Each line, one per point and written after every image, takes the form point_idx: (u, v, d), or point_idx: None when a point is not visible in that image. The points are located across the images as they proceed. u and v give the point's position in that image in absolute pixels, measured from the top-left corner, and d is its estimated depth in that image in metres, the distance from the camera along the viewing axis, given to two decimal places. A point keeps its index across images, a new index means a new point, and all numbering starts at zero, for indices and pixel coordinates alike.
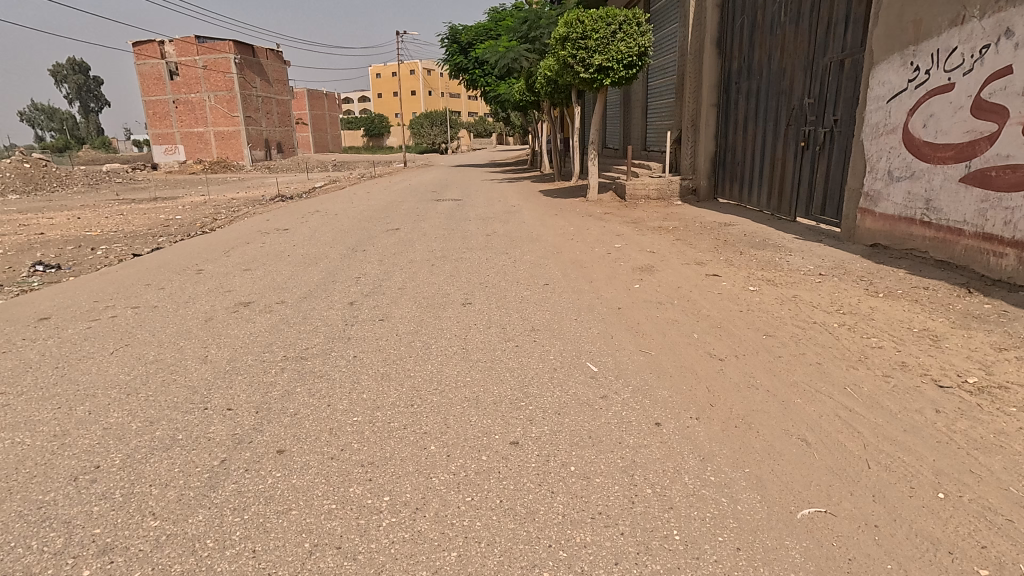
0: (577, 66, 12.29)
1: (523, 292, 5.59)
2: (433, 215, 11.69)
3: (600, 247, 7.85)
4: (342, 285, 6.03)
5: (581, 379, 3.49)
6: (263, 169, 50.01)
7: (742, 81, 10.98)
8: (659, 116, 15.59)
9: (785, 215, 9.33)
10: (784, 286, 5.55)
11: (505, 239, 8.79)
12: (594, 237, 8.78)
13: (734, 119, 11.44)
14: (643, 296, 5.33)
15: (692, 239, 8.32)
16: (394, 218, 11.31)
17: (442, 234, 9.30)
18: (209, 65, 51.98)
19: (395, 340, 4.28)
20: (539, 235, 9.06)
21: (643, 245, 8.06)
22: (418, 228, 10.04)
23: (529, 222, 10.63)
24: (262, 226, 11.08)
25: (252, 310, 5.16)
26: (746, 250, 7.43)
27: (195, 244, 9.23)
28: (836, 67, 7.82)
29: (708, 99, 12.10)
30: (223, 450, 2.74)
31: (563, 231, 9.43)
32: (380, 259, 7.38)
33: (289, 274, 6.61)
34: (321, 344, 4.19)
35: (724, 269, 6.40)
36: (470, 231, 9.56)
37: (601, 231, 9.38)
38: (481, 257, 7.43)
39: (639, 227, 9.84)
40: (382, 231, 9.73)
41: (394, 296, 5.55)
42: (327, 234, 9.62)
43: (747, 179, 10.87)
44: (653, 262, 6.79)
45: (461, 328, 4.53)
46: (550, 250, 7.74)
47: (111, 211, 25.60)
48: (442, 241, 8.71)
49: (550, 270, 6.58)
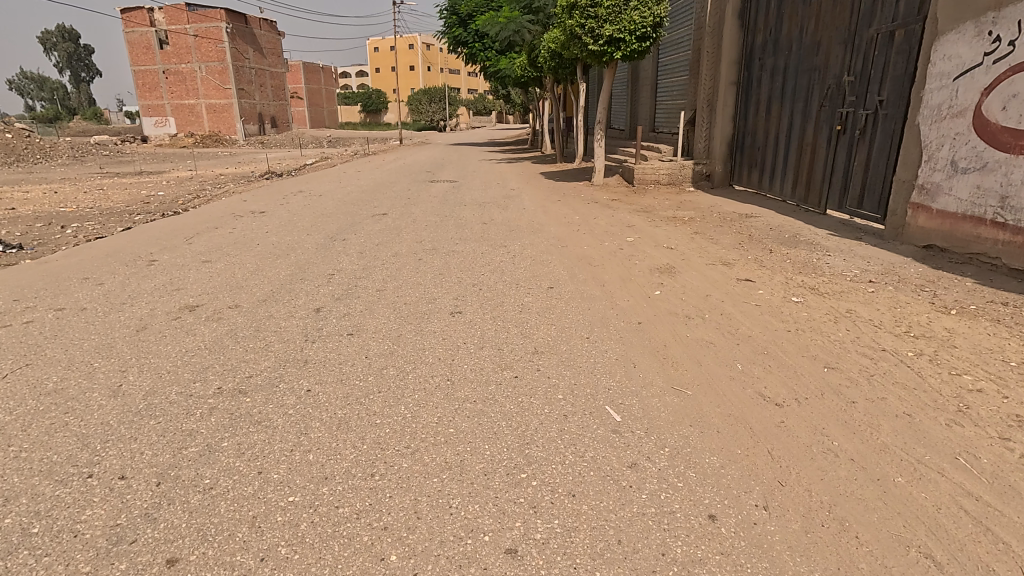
0: (585, 37, 11.25)
1: (523, 298, 4.73)
2: (425, 198, 10.75)
3: (609, 240, 6.97)
4: (312, 284, 5.15)
5: (600, 435, 2.65)
6: (256, 144, 48.57)
7: (767, 57, 9.97)
8: (671, 94, 14.53)
9: (814, 207, 8.44)
10: (832, 295, 4.70)
11: (503, 228, 7.89)
12: (602, 228, 7.87)
13: (756, 99, 10.44)
14: (666, 307, 4.47)
15: (712, 233, 7.44)
16: (382, 201, 10.35)
17: (434, 221, 8.39)
18: (200, 34, 50.20)
19: (363, 364, 3.43)
20: (540, 224, 8.15)
21: (657, 238, 7.16)
22: (408, 213, 9.14)
23: (530, 208, 9.69)
24: (237, 207, 10.12)
25: (197, 317, 4.31)
26: (776, 248, 6.55)
27: (158, 227, 8.27)
28: (884, 40, 6.83)
29: (727, 76, 11.07)
30: (88, 559, 1.89)
31: (568, 220, 8.51)
32: (361, 251, 6.49)
33: (253, 269, 5.72)
34: (270, 369, 3.35)
35: (756, 271, 5.53)
36: (464, 218, 8.65)
37: (610, 221, 8.46)
38: (475, 250, 6.54)
39: (650, 216, 8.93)
40: (367, 216, 8.79)
41: (370, 300, 4.69)
42: (307, 219, 8.70)
43: (769, 166, 9.94)
44: (673, 260, 5.92)
45: (448, 348, 3.67)
46: (554, 243, 6.85)
47: (93, 185, 24.47)
48: (434, 229, 7.80)
49: (555, 268, 5.71)
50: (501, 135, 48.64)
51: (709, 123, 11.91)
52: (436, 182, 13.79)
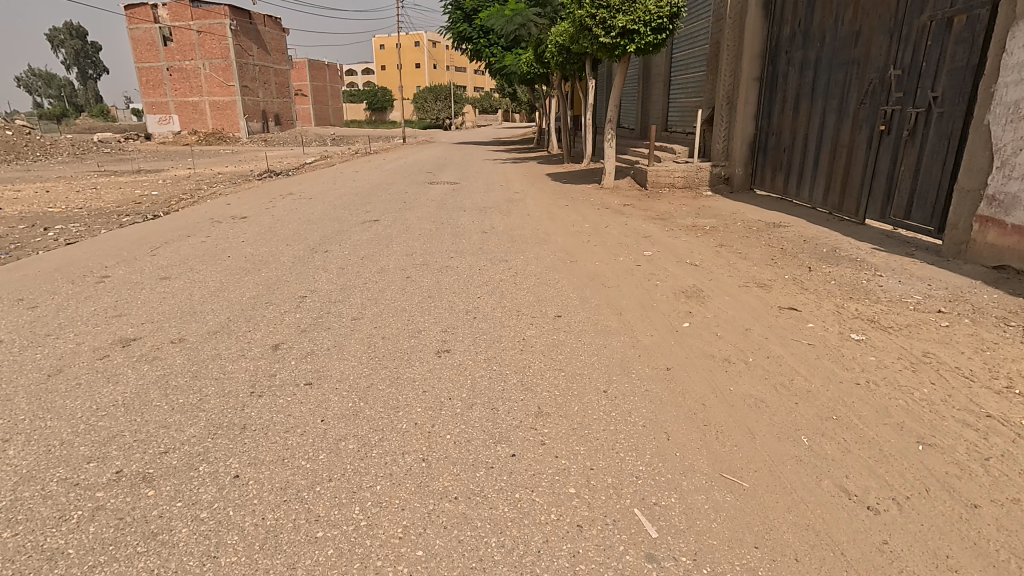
0: (596, 28, 10.45)
1: (524, 331, 3.95)
2: (421, 203, 9.97)
3: (623, 253, 6.18)
4: (277, 310, 4.38)
5: (631, 568, 1.86)
6: (259, 142, 48.06)
7: (795, 50, 9.14)
8: (686, 91, 13.70)
9: (849, 215, 7.63)
10: (898, 330, 3.91)
11: (505, 237, 7.11)
12: (615, 237, 7.08)
13: (781, 96, 9.62)
14: (698, 346, 3.68)
15: (740, 246, 6.64)
16: (375, 205, 9.58)
17: (430, 229, 7.62)
18: (205, 30, 49.68)
19: (317, 432, 2.67)
20: (546, 233, 7.37)
21: (678, 251, 6.37)
22: (401, 219, 8.38)
23: (534, 214, 8.91)
24: (218, 211, 9.37)
25: (130, 354, 3.55)
26: (815, 265, 5.74)
27: (125, 234, 7.52)
28: (940, 28, 6.00)
29: (750, 71, 10.24)
30: None
31: (577, 228, 7.73)
32: (343, 266, 5.72)
33: (214, 289, 4.96)
34: (194, 439, 2.58)
35: (799, 296, 4.73)
36: (463, 225, 7.88)
37: (623, 229, 7.68)
38: (472, 264, 5.79)
39: (667, 224, 8.11)
40: (356, 223, 8.03)
41: (342, 333, 3.92)
42: (291, 226, 7.96)
43: (796, 169, 9.13)
44: (699, 281, 5.13)
45: (428, 407, 2.91)
46: (560, 257, 6.05)
47: (89, 184, 23.86)
48: (428, 239, 7.04)
49: (563, 290, 4.93)
50: (506, 134, 47.79)
51: (728, 122, 11.08)
52: (435, 183, 13.02)
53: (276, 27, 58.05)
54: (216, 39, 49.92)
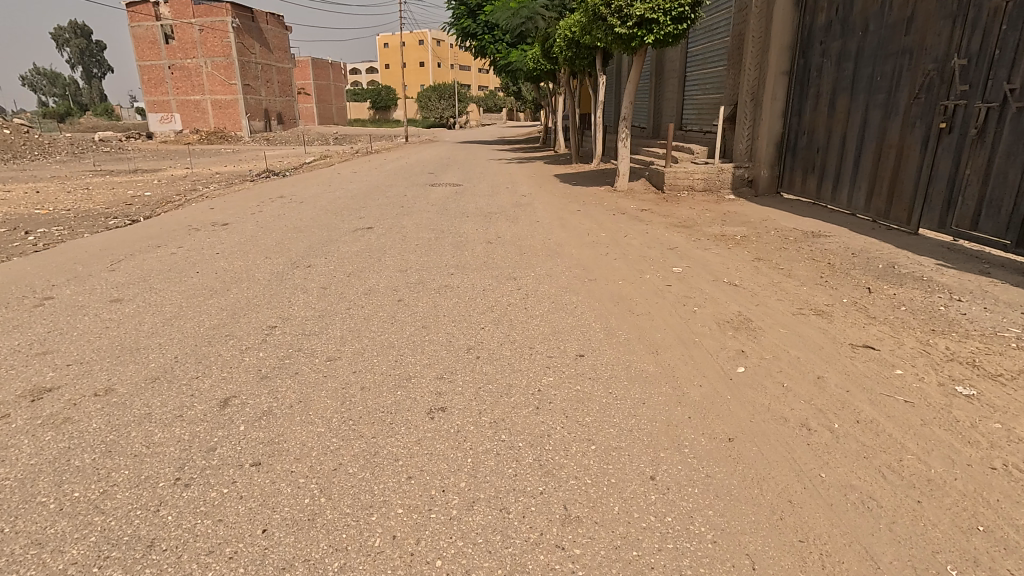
0: (611, 17, 9.65)
1: (539, 379, 3.17)
2: (421, 207, 9.21)
3: (649, 269, 5.40)
4: (239, 347, 3.61)
5: None
6: (261, 141, 47.46)
7: (830, 41, 8.32)
8: (705, 87, 12.89)
9: (898, 224, 6.82)
10: (1009, 379, 3.11)
11: (513, 249, 6.32)
12: (636, 249, 6.28)
13: (813, 92, 8.80)
14: (762, 404, 2.88)
15: (780, 260, 5.85)
16: (371, 210, 8.81)
17: (428, 238, 6.85)
18: (207, 28, 49.12)
19: (253, 553, 1.89)
20: (558, 243, 6.59)
21: (711, 266, 5.58)
22: (399, 226, 7.62)
23: (544, 221, 8.12)
24: (200, 216, 8.61)
25: (36, 415, 2.77)
26: (875, 285, 4.94)
27: (89, 244, 6.76)
28: (1019, 9, 5.18)
29: (778, 64, 9.43)
30: None
31: (593, 237, 6.94)
32: (326, 285, 4.95)
33: (170, 316, 4.19)
34: (74, 569, 1.80)
35: (868, 327, 3.93)
36: (465, 234, 7.10)
37: (645, 238, 6.89)
38: (475, 283, 5.01)
39: (692, 233, 7.31)
40: (348, 232, 7.25)
41: (313, 380, 3.15)
42: (276, 234, 7.20)
43: (833, 171, 8.30)
44: (744, 307, 4.33)
45: (413, 506, 2.13)
46: (577, 274, 5.27)
47: (82, 184, 23.22)
48: (427, 250, 6.27)
49: (583, 318, 4.15)
50: (512, 134, 46.90)
51: (752, 120, 10.27)
52: (437, 185, 12.25)
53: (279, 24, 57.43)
54: (218, 38, 49.36)
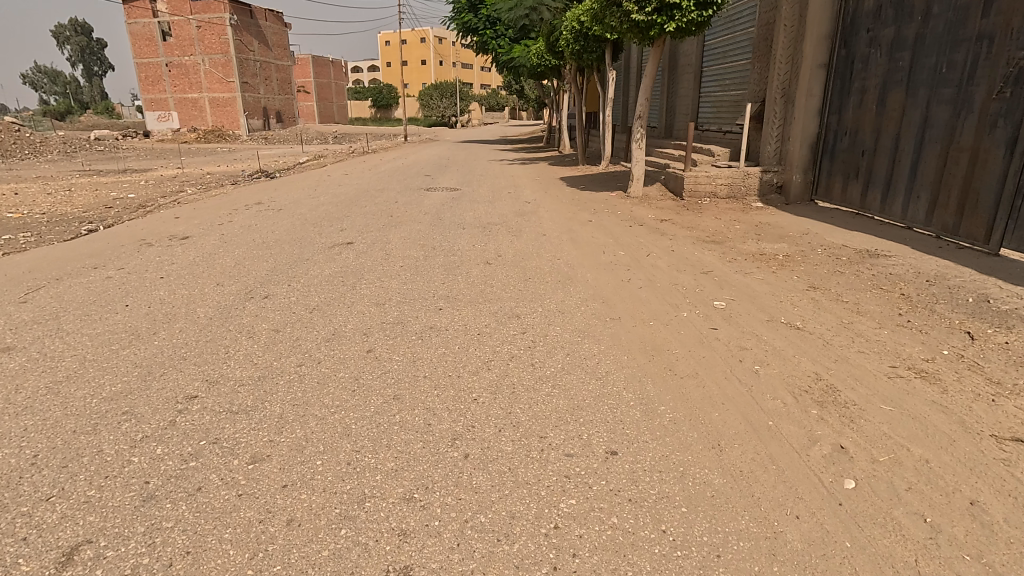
0: (626, 3, 8.61)
1: (557, 504, 2.15)
2: (412, 216, 8.18)
3: (683, 302, 4.39)
4: (134, 435, 2.59)
5: None
6: (258, 139, 46.50)
7: (881, 27, 7.28)
8: (727, 82, 11.84)
9: (971, 240, 5.80)
10: None
11: (516, 272, 5.29)
12: (663, 273, 5.26)
13: (857, 87, 7.78)
14: (907, 562, 1.85)
15: (841, 290, 4.82)
16: (355, 221, 7.79)
17: (416, 258, 5.82)
18: (205, 25, 48.20)
19: None
20: (568, 264, 5.57)
21: (759, 297, 4.55)
22: (384, 241, 6.58)
23: (552, 234, 7.08)
24: (161, 227, 7.59)
25: None
26: (975, 329, 3.91)
27: (13, 264, 5.71)
28: None
29: (815, 56, 8.40)
30: None
31: (608, 256, 5.92)
32: (280, 327, 3.92)
33: (59, 378, 3.16)
34: None
35: (998, 400, 2.91)
36: (460, 252, 6.07)
37: (671, 257, 5.87)
38: (469, 324, 3.98)
39: (724, 250, 6.28)
40: (324, 249, 6.23)
41: (217, 505, 2.12)
42: (240, 253, 6.17)
43: (882, 177, 7.26)
44: (818, 362, 3.31)
45: None
46: (594, 310, 4.24)
47: (63, 186, 22.00)
48: (412, 274, 5.25)
49: (610, 383, 3.11)
50: (515, 134, 45.79)
51: (783, 118, 9.24)
52: (431, 190, 11.18)
53: (278, 21, 56.25)
54: (216, 35, 48.26)
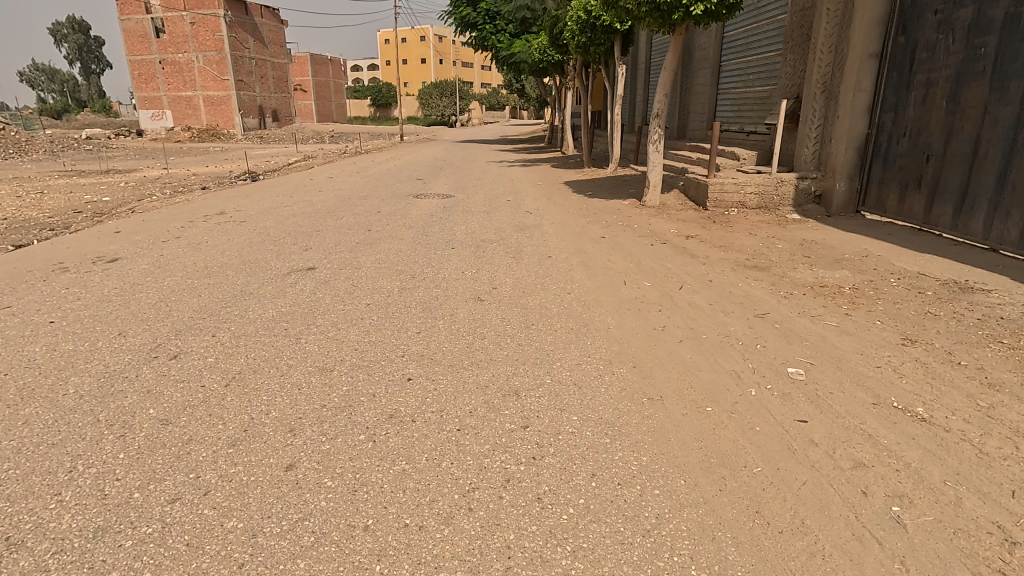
0: None
1: None
2: (395, 231, 6.97)
3: (745, 368, 3.20)
4: None
5: None
6: (252, 139, 45.28)
7: (956, 7, 6.12)
8: (752, 77, 10.66)
9: None
10: None
11: (514, 317, 4.08)
12: (706, 316, 4.07)
13: (921, 79, 6.61)
14: None
15: (949, 346, 3.62)
16: (324, 238, 6.57)
17: (389, 293, 4.60)
18: (198, 21, 46.97)
19: None
20: (581, 303, 4.37)
21: (845, 359, 3.35)
22: (354, 267, 5.36)
23: (559, 256, 5.87)
24: (91, 244, 6.34)
25: None
26: None
27: None
28: None
29: (864, 45, 7.24)
30: None
31: (632, 288, 4.72)
32: (169, 418, 2.69)
33: None
34: None
35: None
36: (444, 284, 4.86)
37: (710, 291, 4.69)
38: (446, 409, 2.78)
39: (773, 279, 5.09)
40: (276, 278, 5.00)
41: None
42: (171, 283, 4.94)
43: (954, 187, 6.11)
44: (987, 495, 2.12)
45: None
46: (621, 384, 3.03)
47: (38, 187, 20.74)
48: (378, 318, 4.04)
49: (668, 548, 1.90)
50: (516, 135, 44.54)
51: (824, 117, 8.07)
52: (421, 197, 9.93)
53: (274, 18, 54.85)
54: (210, 31, 46.89)
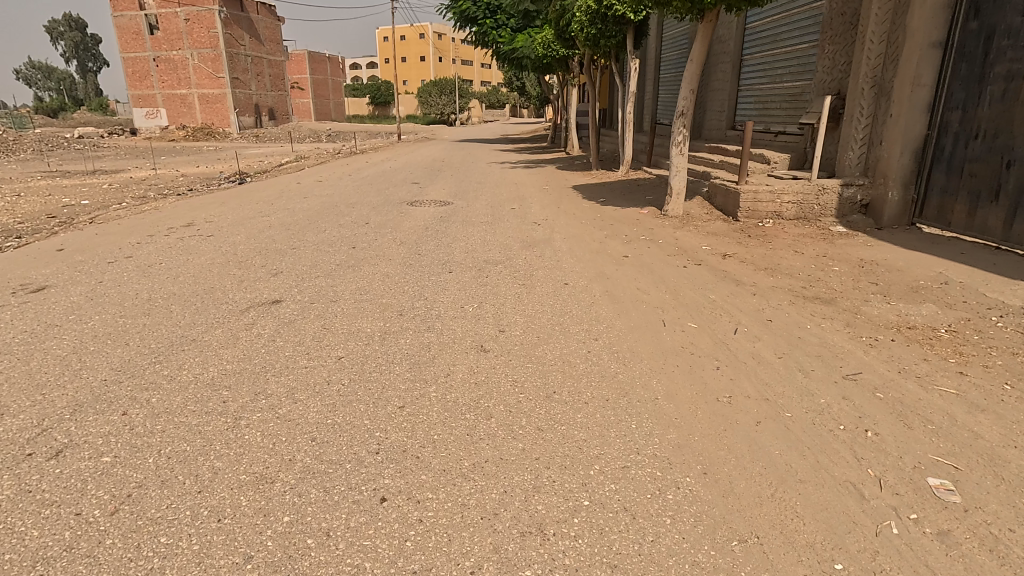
0: None
1: None
2: (384, 248, 6.00)
3: (866, 476, 2.25)
4: None
5: None
6: (249, 137, 44.34)
7: None
8: (781, 72, 9.71)
9: None
10: None
11: (529, 380, 3.11)
12: (780, 378, 3.11)
13: (1001, 71, 5.70)
14: None
15: None
16: (301, 258, 5.60)
17: (367, 340, 3.63)
18: (193, 18, 45.85)
19: None
20: (613, 356, 3.41)
21: (999, 457, 2.39)
22: (330, 299, 4.39)
23: (578, 282, 4.91)
24: (23, 266, 5.35)
25: None
26: None
27: None
28: None
29: (928, 32, 6.31)
30: None
31: (674, 332, 3.77)
32: None
33: None
34: None
35: None
36: (438, 325, 3.89)
37: (772, 334, 3.73)
38: (435, 567, 1.82)
39: (844, 316, 4.13)
40: (231, 317, 4.03)
41: None
42: (98, 323, 3.95)
43: None
44: None
45: None
46: (693, 512, 2.07)
47: (13, 189, 19.66)
48: (350, 381, 3.07)
49: None
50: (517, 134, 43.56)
51: (873, 116, 7.13)
52: (415, 205, 8.95)
53: (271, 14, 53.70)
54: (203, 28, 45.72)
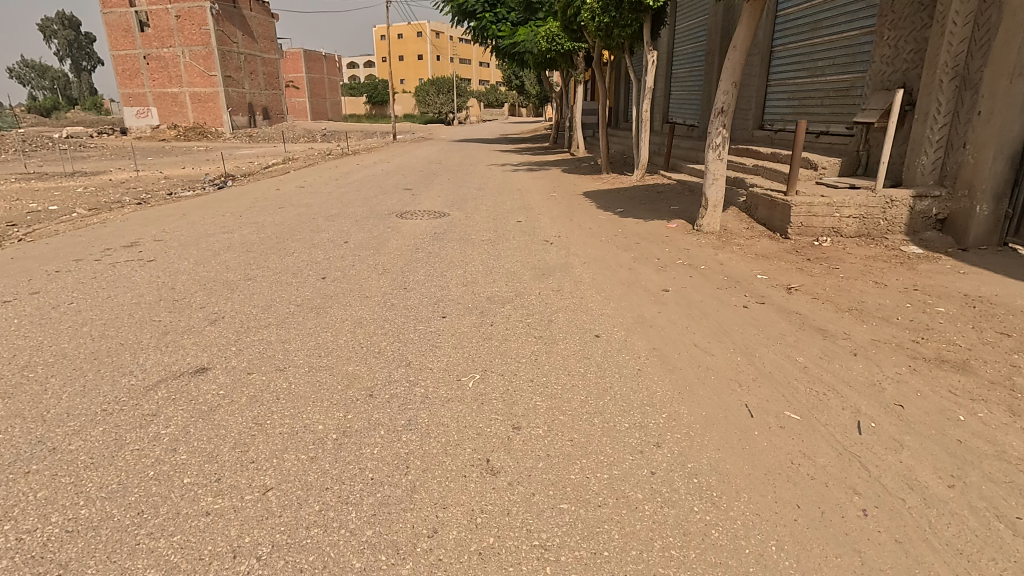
0: None
1: None
2: (363, 280, 4.79)
3: None
4: None
5: None
6: (241, 137, 43.06)
7: None
8: (823, 64, 8.51)
9: None
10: None
11: (566, 546, 1.89)
12: (979, 541, 1.90)
13: None
14: None
15: None
16: (253, 297, 4.36)
17: (317, 451, 2.41)
18: (183, 14, 44.44)
19: None
20: (692, 486, 2.20)
21: None
22: (274, 369, 3.16)
23: (614, 334, 3.68)
24: None
25: None
26: None
27: None
28: None
29: None
30: None
31: (771, 434, 2.54)
32: None
33: None
34: None
35: None
36: (423, 417, 2.68)
37: (917, 436, 2.52)
38: None
39: (999, 395, 2.91)
40: (126, 403, 2.80)
41: None
42: None
43: None
44: None
45: None
46: None
47: None
48: (272, 556, 1.83)
49: None
50: (518, 133, 42.32)
51: (954, 114, 5.91)
52: (407, 217, 7.73)
53: (264, 10, 52.29)
54: (195, 24, 44.35)
